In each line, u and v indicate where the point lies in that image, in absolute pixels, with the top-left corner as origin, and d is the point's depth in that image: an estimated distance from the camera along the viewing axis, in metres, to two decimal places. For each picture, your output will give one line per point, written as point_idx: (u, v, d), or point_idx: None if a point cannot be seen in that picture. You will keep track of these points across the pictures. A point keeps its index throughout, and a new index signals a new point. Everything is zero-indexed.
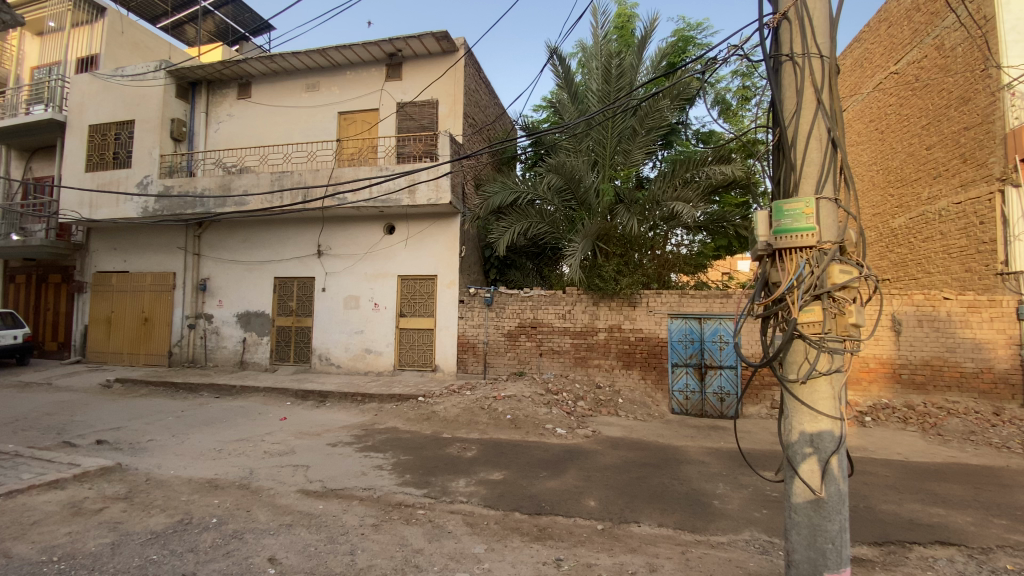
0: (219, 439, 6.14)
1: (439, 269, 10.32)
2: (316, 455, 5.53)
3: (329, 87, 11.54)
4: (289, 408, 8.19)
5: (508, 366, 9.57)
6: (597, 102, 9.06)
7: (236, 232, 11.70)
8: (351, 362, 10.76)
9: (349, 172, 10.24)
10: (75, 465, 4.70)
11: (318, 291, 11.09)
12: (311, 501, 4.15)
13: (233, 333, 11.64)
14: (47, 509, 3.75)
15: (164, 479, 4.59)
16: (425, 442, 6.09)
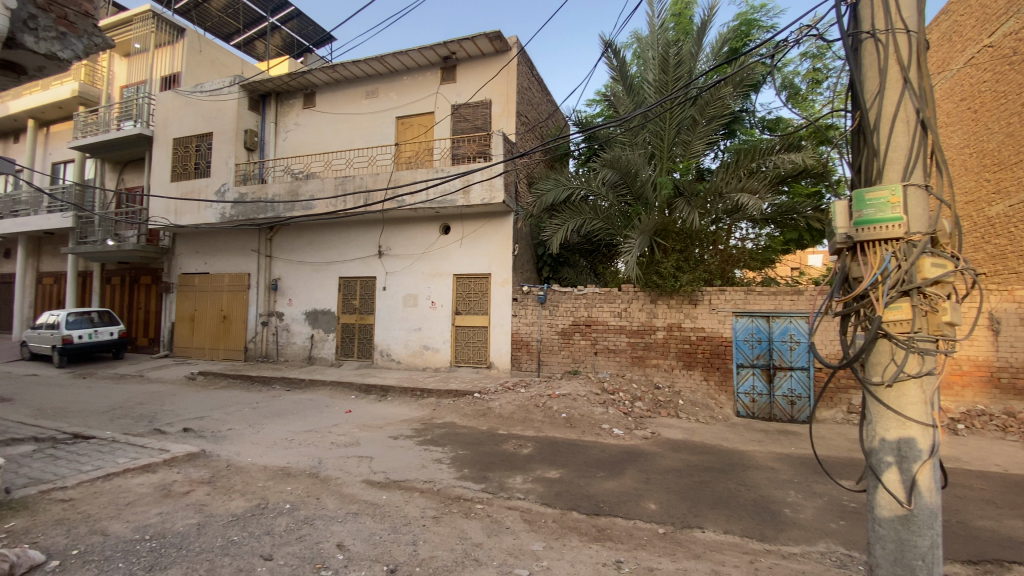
0: (290, 430, 6.52)
1: (494, 268, 10.42)
2: (378, 447, 5.74)
3: (387, 93, 11.93)
4: (353, 402, 8.56)
5: (563, 364, 9.52)
6: (653, 93, 8.81)
7: (303, 234, 12.34)
8: (410, 358, 11.10)
9: (406, 174, 10.55)
10: (165, 451, 5.14)
11: (380, 290, 11.51)
12: (376, 491, 4.32)
13: (302, 330, 12.31)
14: (140, 491, 4.13)
15: (243, 466, 4.93)
16: (482, 438, 6.18)
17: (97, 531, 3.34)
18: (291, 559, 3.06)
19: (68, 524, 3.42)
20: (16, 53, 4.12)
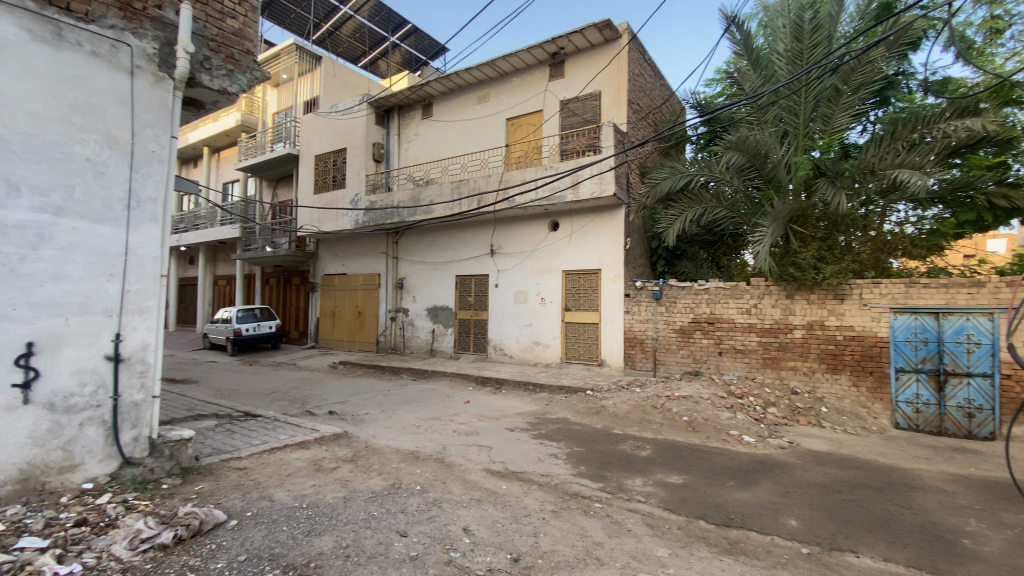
0: (417, 417, 7.02)
1: (605, 262, 10.20)
2: (497, 437, 5.94)
3: (498, 96, 12.27)
4: (471, 393, 8.98)
5: (682, 365, 9.04)
6: (784, 67, 7.99)
7: (424, 236, 13.21)
8: (522, 353, 11.33)
9: (517, 174, 10.77)
10: (314, 430, 5.83)
11: (493, 288, 11.91)
12: (496, 480, 4.47)
13: (424, 324, 13.22)
14: (298, 464, 4.73)
15: (379, 447, 5.41)
16: (598, 436, 6.09)
17: (266, 497, 3.89)
18: (423, 537, 3.29)
19: (244, 489, 4.03)
20: (196, 90, 4.84)
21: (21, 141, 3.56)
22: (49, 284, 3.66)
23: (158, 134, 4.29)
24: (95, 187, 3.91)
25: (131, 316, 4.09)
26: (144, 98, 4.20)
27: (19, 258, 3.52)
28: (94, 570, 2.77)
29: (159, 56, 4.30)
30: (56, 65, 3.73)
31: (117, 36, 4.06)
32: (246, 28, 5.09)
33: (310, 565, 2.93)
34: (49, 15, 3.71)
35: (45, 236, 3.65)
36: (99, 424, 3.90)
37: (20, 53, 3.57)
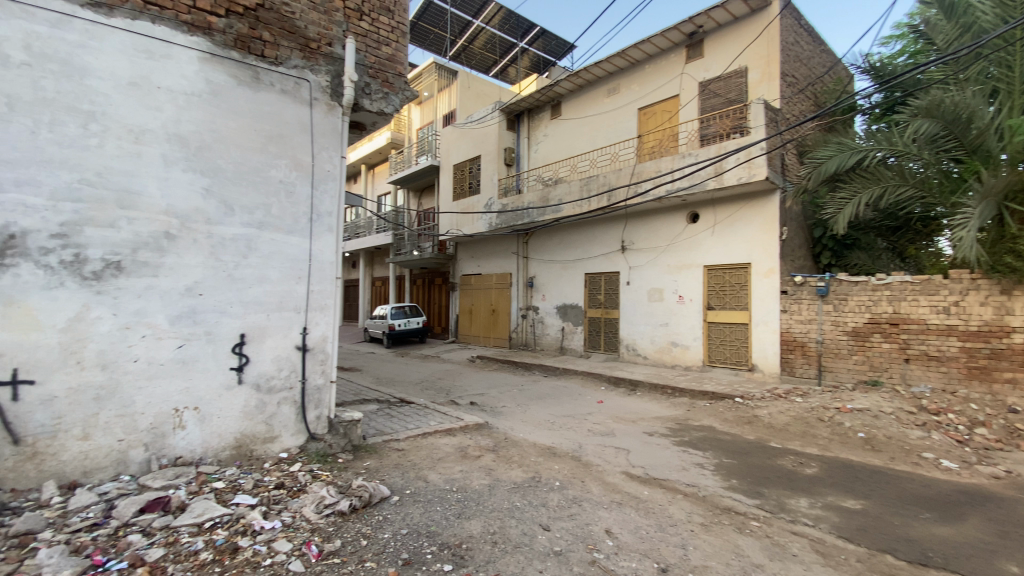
0: (551, 413, 7.10)
1: (755, 256, 9.28)
2: (635, 440, 5.75)
3: (629, 86, 11.89)
4: (604, 393, 8.83)
5: (855, 373, 7.82)
6: (990, 13, 6.44)
7: (554, 235, 13.34)
8: (657, 354, 10.83)
9: (650, 165, 10.31)
10: (459, 419, 6.23)
11: (625, 285, 11.58)
12: (637, 485, 4.32)
13: (555, 322, 13.36)
14: (447, 450, 5.10)
15: (518, 440, 5.58)
16: (750, 448, 5.55)
17: (421, 478, 4.25)
18: (566, 534, 3.30)
19: (403, 469, 4.46)
20: (360, 114, 5.44)
21: (233, 169, 4.36)
22: (256, 286, 4.43)
23: (332, 155, 4.94)
24: (286, 204, 4.64)
25: (315, 313, 4.77)
26: (320, 124, 4.87)
27: (233, 264, 4.32)
28: (291, 527, 3.28)
29: (330, 87, 4.94)
30: (256, 104, 4.50)
31: (299, 73, 4.77)
32: (399, 52, 5.54)
33: (462, 546, 3.12)
34: (250, 63, 4.49)
35: (252, 246, 4.42)
36: (292, 403, 4.64)
37: (230, 97, 4.37)
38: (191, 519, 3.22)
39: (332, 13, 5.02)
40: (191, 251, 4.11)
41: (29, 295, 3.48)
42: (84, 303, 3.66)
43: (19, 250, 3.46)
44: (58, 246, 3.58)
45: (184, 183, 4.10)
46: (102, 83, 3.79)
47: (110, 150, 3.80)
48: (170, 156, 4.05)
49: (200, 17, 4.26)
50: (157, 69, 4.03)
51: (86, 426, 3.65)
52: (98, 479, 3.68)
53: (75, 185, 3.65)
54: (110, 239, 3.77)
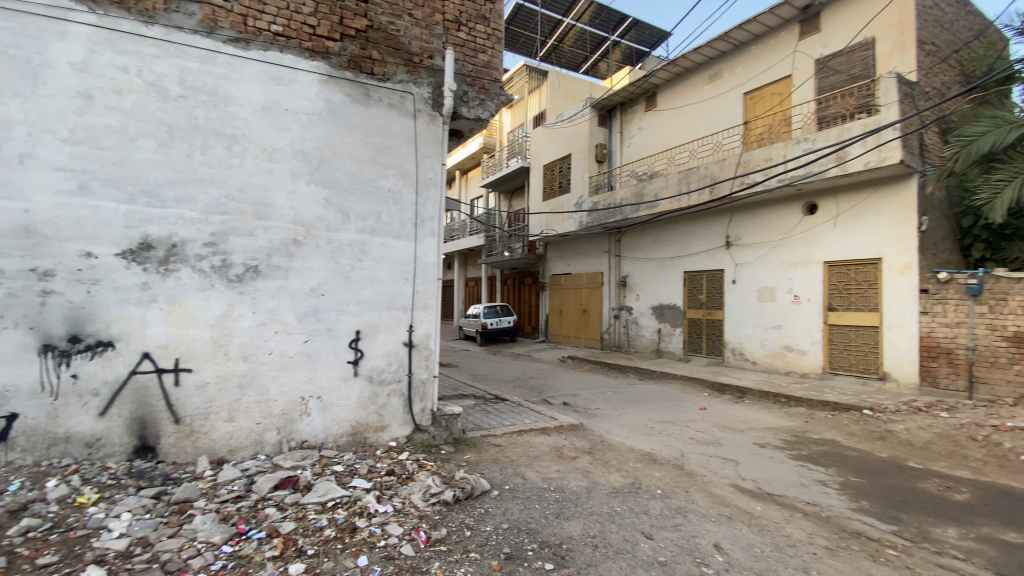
0: (649, 418, 6.86)
1: (888, 250, 8.24)
2: (743, 451, 5.37)
3: (732, 71, 11.16)
4: (707, 399, 8.34)
5: (1017, 386, 6.62)
6: None
7: (649, 232, 12.90)
8: (768, 359, 10.03)
9: (758, 154, 9.57)
10: (554, 418, 6.24)
11: (730, 284, 10.87)
12: (748, 499, 4.02)
13: (650, 323, 12.90)
14: (542, 449, 5.13)
15: (614, 444, 5.47)
16: (882, 467, 4.92)
17: (519, 475, 4.31)
18: (670, 544, 3.16)
19: (501, 464, 4.56)
20: (459, 122, 5.66)
21: (348, 180, 4.75)
22: (368, 286, 4.80)
23: (433, 163, 5.20)
24: (394, 211, 4.96)
25: (419, 311, 5.05)
26: (423, 134, 5.15)
27: (349, 267, 4.71)
28: (401, 512, 3.50)
29: (431, 98, 5.20)
30: (366, 119, 4.87)
31: (404, 87, 5.07)
32: (494, 58, 5.66)
33: (562, 546, 3.12)
34: (362, 81, 4.86)
35: (366, 250, 4.79)
36: (400, 396, 4.95)
37: (345, 114, 4.76)
38: (317, 498, 3.57)
39: (432, 27, 5.26)
40: (314, 255, 4.55)
41: (188, 295, 4.07)
42: (229, 303, 4.20)
43: (180, 257, 4.05)
44: (209, 252, 4.15)
45: (308, 194, 4.54)
46: (242, 109, 4.33)
47: (249, 167, 4.32)
48: (296, 171, 4.51)
49: (319, 43, 4.68)
50: (285, 93, 4.50)
51: (231, 409, 4.20)
52: (240, 456, 4.21)
53: (221, 200, 4.20)
54: (250, 246, 4.30)
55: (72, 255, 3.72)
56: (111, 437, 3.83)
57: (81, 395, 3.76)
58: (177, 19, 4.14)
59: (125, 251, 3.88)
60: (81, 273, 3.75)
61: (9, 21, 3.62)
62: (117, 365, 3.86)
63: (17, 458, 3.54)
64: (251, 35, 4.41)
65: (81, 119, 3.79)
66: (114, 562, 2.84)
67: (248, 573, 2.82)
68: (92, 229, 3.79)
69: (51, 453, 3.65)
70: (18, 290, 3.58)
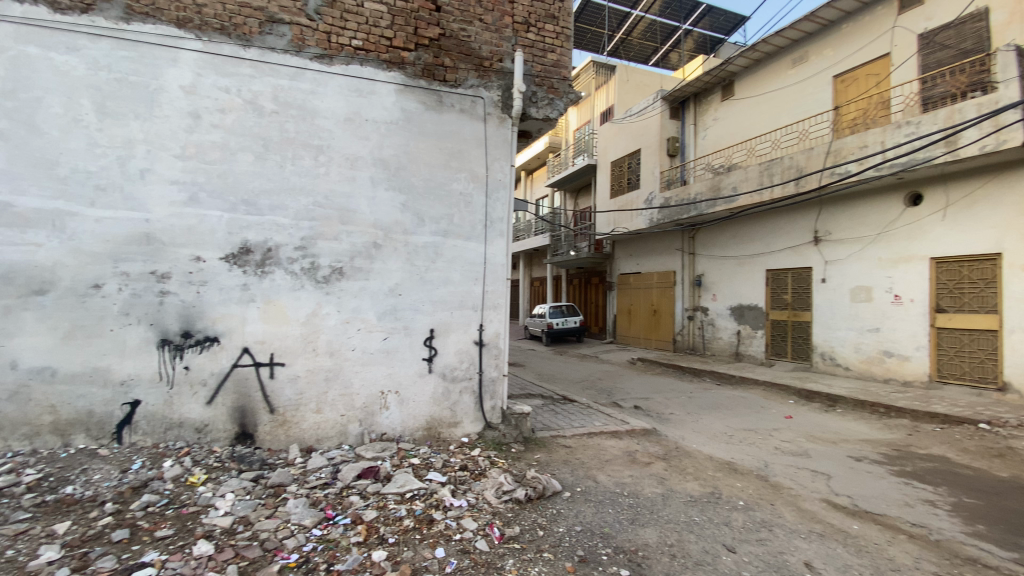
0: (728, 425, 6.53)
1: (1011, 245, 7.29)
2: (835, 464, 4.97)
3: (820, 53, 10.36)
4: (792, 407, 7.80)
5: None
6: None
7: (726, 228, 12.29)
8: (864, 365, 9.21)
9: (851, 141, 8.81)
10: (625, 422, 6.11)
11: (819, 283, 10.11)
12: (842, 517, 3.72)
13: (728, 325, 12.28)
14: (615, 452, 5.03)
15: (691, 451, 5.26)
16: (1005, 489, 4.36)
17: (591, 478, 4.26)
18: (755, 559, 3.00)
19: (572, 466, 4.53)
20: (528, 123, 5.69)
21: (422, 185, 4.92)
22: (442, 287, 4.95)
23: (503, 164, 5.26)
24: (465, 213, 5.08)
25: (489, 311, 5.13)
26: (493, 136, 5.22)
27: (424, 268, 4.88)
28: (475, 507, 3.58)
29: (501, 100, 5.27)
30: (439, 124, 5.02)
31: (475, 91, 5.18)
32: (563, 57, 5.62)
33: (638, 553, 3.05)
34: (435, 88, 5.01)
35: (439, 252, 4.94)
36: (472, 393, 5.06)
37: (419, 121, 4.94)
38: (396, 489, 3.74)
39: (502, 30, 5.32)
40: (392, 257, 4.76)
41: (281, 295, 4.41)
42: (317, 302, 4.50)
43: (274, 261, 4.40)
44: (300, 256, 4.47)
45: (386, 200, 4.77)
46: (327, 121, 4.62)
47: (333, 176, 4.60)
48: (375, 177, 4.74)
49: (395, 54, 4.88)
50: (365, 104, 4.75)
51: (319, 401, 4.50)
52: (327, 446, 4.50)
53: (309, 207, 4.51)
54: (335, 249, 4.58)
55: (184, 259, 4.16)
56: (216, 424, 4.24)
57: (192, 384, 4.20)
58: (270, 41, 4.49)
59: (228, 255, 4.28)
60: (192, 275, 4.18)
61: (131, 53, 4.11)
62: (221, 358, 4.26)
63: (139, 439, 4.04)
64: (335, 50, 4.69)
65: (190, 136, 4.22)
66: (220, 537, 3.14)
67: (336, 556, 3.00)
68: (201, 235, 4.21)
69: (166, 436, 4.11)
70: (141, 291, 4.06)
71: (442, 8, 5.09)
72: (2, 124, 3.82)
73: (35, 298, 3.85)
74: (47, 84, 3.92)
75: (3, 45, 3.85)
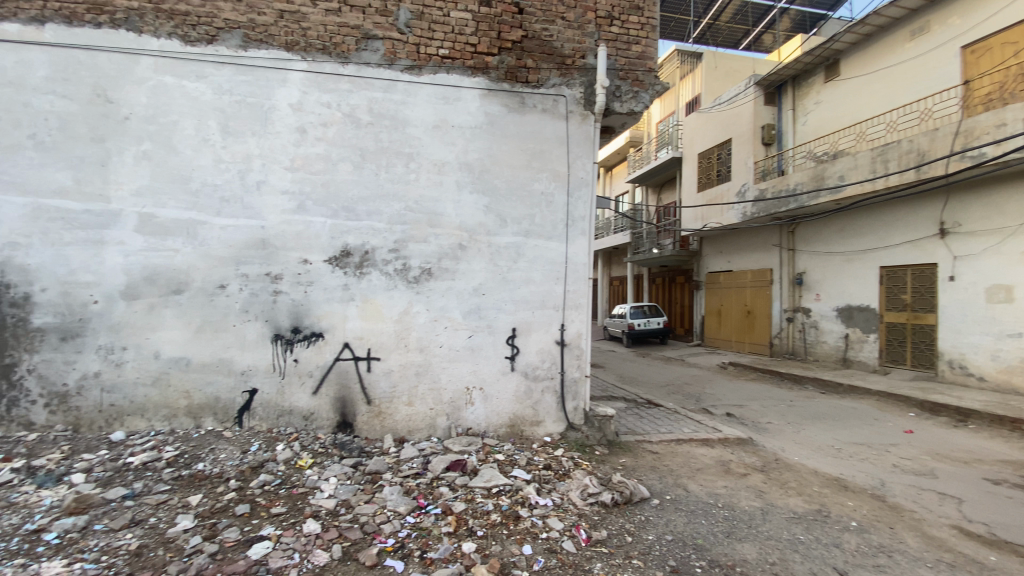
0: (835, 438, 5.98)
1: None
2: (969, 488, 4.36)
3: (945, 21, 9.15)
4: (912, 420, 6.97)
5: None
6: None
7: (831, 222, 11.26)
8: (1003, 376, 8.01)
9: (985, 118, 7.69)
10: (717, 429, 5.80)
11: (945, 281, 8.95)
12: (979, 547, 3.26)
13: (834, 328, 11.24)
14: (706, 461, 4.80)
15: (792, 463, 4.89)
16: None
17: (681, 486, 4.10)
18: None
19: (660, 473, 4.38)
20: (611, 118, 5.57)
21: (505, 186, 5.00)
22: (524, 286, 5.00)
23: (585, 161, 5.20)
24: (547, 212, 5.09)
25: (571, 311, 5.11)
26: (575, 134, 5.18)
27: (507, 268, 4.96)
28: (560, 507, 3.58)
29: (584, 98, 5.21)
30: (522, 125, 5.07)
31: (557, 91, 5.17)
32: (649, 48, 5.43)
33: (735, 568, 2.89)
34: (517, 90, 5.07)
35: (521, 252, 5.00)
36: (554, 393, 5.06)
37: (502, 123, 5.02)
38: (483, 483, 3.84)
39: (585, 26, 5.25)
40: (476, 258, 4.89)
41: (377, 294, 4.70)
42: (408, 301, 4.75)
43: (371, 263, 4.69)
44: (393, 258, 4.73)
45: (471, 202, 4.91)
46: (417, 130, 4.85)
47: (423, 182, 4.82)
48: (461, 181, 4.90)
49: (480, 59, 5.00)
50: (451, 111, 4.92)
51: (410, 395, 4.74)
52: (417, 437, 4.73)
53: (401, 212, 4.76)
54: (425, 251, 4.79)
55: (294, 262, 4.57)
56: (321, 413, 4.61)
57: (300, 375, 4.60)
58: (366, 56, 4.78)
59: (331, 258, 4.63)
60: (300, 276, 4.57)
61: (248, 76, 4.57)
62: (325, 352, 4.62)
63: (256, 424, 4.51)
64: (423, 61, 4.90)
65: (298, 149, 4.62)
66: (326, 518, 3.41)
67: (428, 544, 3.15)
68: (307, 240, 4.59)
69: (278, 422, 4.55)
70: (258, 290, 4.51)
71: (525, 10, 5.12)
72: (146, 146, 4.42)
73: (173, 297, 4.42)
74: (181, 109, 4.48)
75: (147, 76, 4.44)
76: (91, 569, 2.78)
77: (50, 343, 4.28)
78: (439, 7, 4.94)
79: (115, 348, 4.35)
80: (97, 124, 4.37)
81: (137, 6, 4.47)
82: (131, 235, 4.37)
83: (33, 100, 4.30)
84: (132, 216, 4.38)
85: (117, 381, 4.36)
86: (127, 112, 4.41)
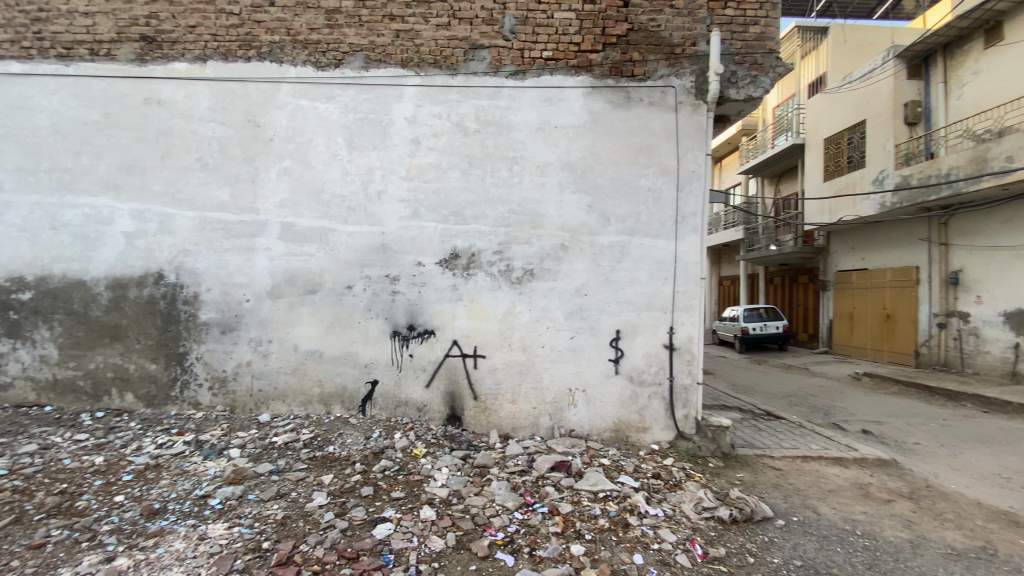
0: (1006, 466, 5.08)
1: None
2: None
3: None
4: None
5: None
6: None
7: (998, 212, 9.58)
8: None
9: None
10: (851, 448, 5.21)
11: None
12: None
13: (1000, 336, 9.56)
14: (840, 483, 4.33)
15: (948, 492, 4.25)
16: None
17: (810, 508, 3.75)
18: None
19: (784, 491, 4.05)
20: (726, 107, 5.23)
21: (609, 184, 4.92)
22: (629, 287, 4.88)
23: (697, 155, 4.94)
24: (653, 210, 4.92)
25: (681, 313, 4.89)
26: (685, 126, 4.94)
27: (611, 269, 4.89)
28: (672, 519, 3.46)
29: (695, 87, 4.96)
30: (627, 121, 4.95)
31: (665, 82, 4.96)
32: (769, 27, 5.00)
33: None
34: (623, 85, 4.96)
35: (626, 251, 4.89)
36: (661, 399, 4.88)
37: (606, 121, 4.95)
38: (589, 487, 3.83)
39: (696, 12, 4.99)
40: (580, 258, 4.88)
41: (483, 294, 4.88)
42: (512, 301, 4.87)
43: (478, 264, 4.88)
44: (498, 259, 4.88)
45: (574, 202, 4.90)
46: (521, 133, 4.94)
47: (526, 184, 4.91)
48: (564, 181, 4.91)
49: (584, 58, 4.97)
50: (555, 112, 4.95)
51: (515, 392, 4.86)
52: (522, 435, 4.84)
53: (506, 214, 4.89)
54: (528, 252, 4.88)
55: (410, 265, 4.90)
56: (433, 406, 4.89)
57: (415, 369, 4.92)
58: (473, 66, 4.97)
59: (442, 260, 4.89)
60: (414, 277, 4.89)
61: (370, 94, 4.98)
62: (436, 349, 4.91)
63: (377, 412, 4.91)
64: (528, 65, 4.97)
65: (413, 159, 4.94)
66: (440, 506, 3.62)
67: (537, 541, 3.23)
68: (421, 243, 4.90)
69: (396, 412, 4.91)
70: (379, 290, 4.91)
71: (630, 3, 4.99)
72: (287, 162, 5.00)
73: (308, 296, 4.95)
74: (314, 129, 5.00)
75: (286, 101, 5.02)
76: (246, 533, 3.23)
77: (213, 335, 5.01)
78: (544, 10, 4.98)
79: (263, 340, 4.99)
80: (248, 146, 5.03)
81: (278, 40, 5.05)
82: (275, 241, 4.97)
83: (199, 128, 5.05)
84: (276, 225, 4.97)
85: (264, 369, 4.99)
86: (271, 134, 5.02)
